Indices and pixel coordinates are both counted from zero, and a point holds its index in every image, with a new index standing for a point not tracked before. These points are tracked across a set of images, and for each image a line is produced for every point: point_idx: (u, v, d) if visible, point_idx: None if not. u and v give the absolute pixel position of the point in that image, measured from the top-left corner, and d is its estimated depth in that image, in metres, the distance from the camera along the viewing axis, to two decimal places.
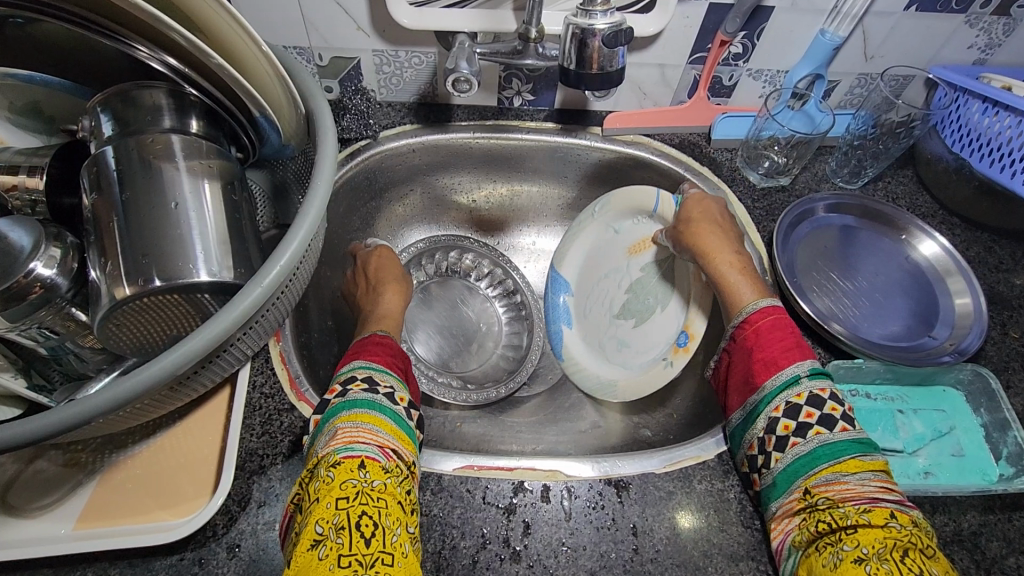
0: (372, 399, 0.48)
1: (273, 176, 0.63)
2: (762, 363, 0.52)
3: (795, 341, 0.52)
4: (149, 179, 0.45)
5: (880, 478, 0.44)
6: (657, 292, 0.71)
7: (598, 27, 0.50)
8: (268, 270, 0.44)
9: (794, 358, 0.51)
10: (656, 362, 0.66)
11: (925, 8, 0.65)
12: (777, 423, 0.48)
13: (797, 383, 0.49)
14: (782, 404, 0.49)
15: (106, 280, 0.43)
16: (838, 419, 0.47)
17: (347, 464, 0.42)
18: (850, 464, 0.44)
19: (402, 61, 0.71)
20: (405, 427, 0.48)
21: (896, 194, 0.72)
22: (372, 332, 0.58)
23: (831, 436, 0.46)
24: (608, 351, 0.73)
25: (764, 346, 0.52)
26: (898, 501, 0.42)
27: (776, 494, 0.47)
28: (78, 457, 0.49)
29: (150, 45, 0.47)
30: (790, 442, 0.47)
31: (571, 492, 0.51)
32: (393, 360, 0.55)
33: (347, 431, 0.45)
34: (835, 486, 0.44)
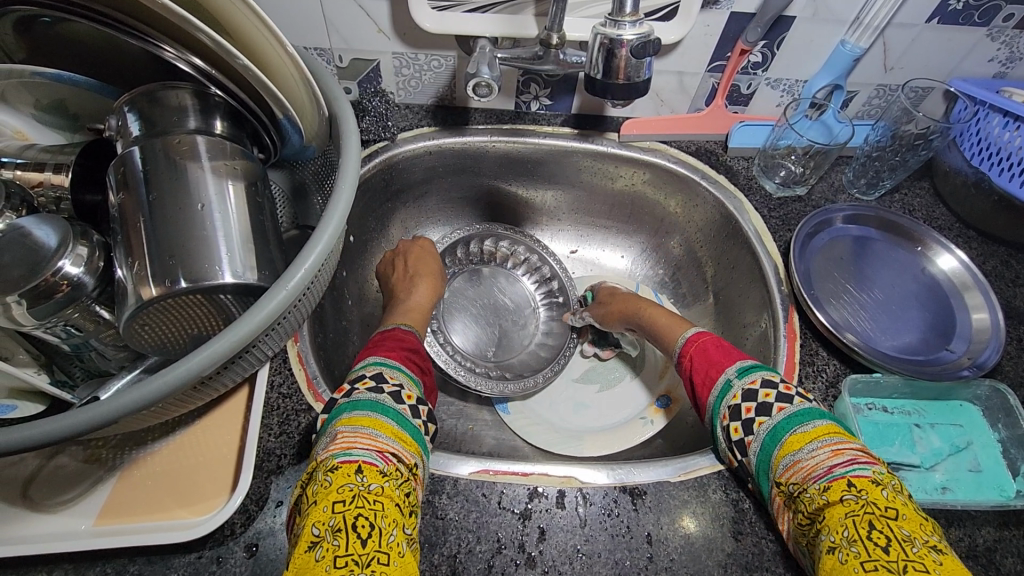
0: (375, 401, 0.47)
1: (293, 176, 0.64)
2: (702, 380, 0.55)
3: (721, 353, 0.55)
4: (176, 180, 0.45)
5: (829, 444, 0.44)
6: (621, 365, 0.77)
7: (626, 37, 0.50)
8: (292, 273, 0.45)
9: (724, 366, 0.54)
10: (634, 421, 0.70)
11: (947, 21, 0.65)
12: (729, 431, 0.50)
13: (731, 386, 0.51)
14: (725, 411, 0.51)
15: (133, 280, 0.43)
16: (773, 402, 0.48)
17: (344, 469, 0.42)
18: (795, 443, 0.45)
19: (422, 64, 0.71)
20: (409, 429, 0.47)
21: (913, 206, 0.72)
22: (394, 326, 0.59)
23: (772, 421, 0.47)
24: (565, 412, 0.72)
25: (700, 365, 0.56)
26: (851, 463, 0.42)
27: (763, 490, 0.47)
28: (98, 453, 0.49)
29: (177, 46, 0.47)
30: (746, 444, 0.48)
31: (586, 499, 0.51)
32: (407, 354, 0.55)
33: (347, 436, 0.44)
34: (794, 468, 0.44)
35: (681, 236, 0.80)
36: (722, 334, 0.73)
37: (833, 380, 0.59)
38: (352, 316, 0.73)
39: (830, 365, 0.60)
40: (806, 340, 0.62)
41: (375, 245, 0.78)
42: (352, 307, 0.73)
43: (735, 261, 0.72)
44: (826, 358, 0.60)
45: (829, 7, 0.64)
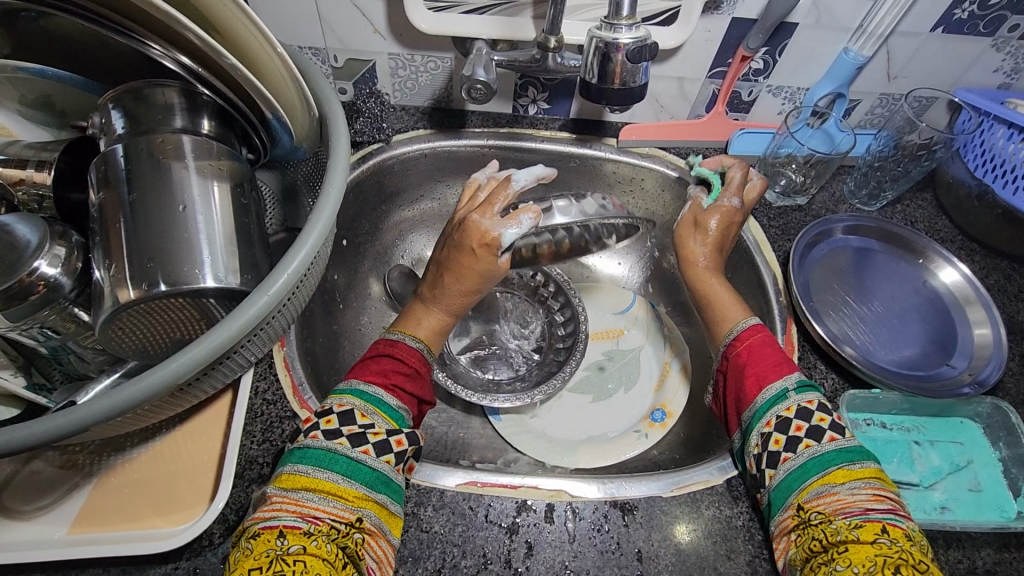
0: (323, 450, 0.44)
1: (284, 177, 0.63)
2: (753, 377, 0.52)
3: (783, 357, 0.53)
4: (158, 180, 0.44)
5: (872, 489, 0.43)
6: (617, 375, 0.74)
7: (623, 41, 0.49)
8: (275, 278, 0.43)
9: (782, 372, 0.51)
10: (628, 433, 0.69)
11: (951, 30, 0.64)
12: (769, 439, 0.48)
13: (787, 398, 0.49)
14: (773, 419, 0.48)
15: (111, 283, 0.42)
16: (825, 430, 0.47)
17: (265, 535, 0.40)
18: (838, 476, 0.44)
19: (418, 66, 0.70)
20: (361, 477, 0.44)
21: (915, 217, 0.71)
22: (389, 338, 0.55)
23: (820, 448, 0.46)
24: (557, 422, 0.71)
25: (754, 362, 0.53)
26: (890, 512, 0.42)
27: (774, 511, 0.46)
28: (75, 458, 0.48)
29: (164, 44, 0.46)
30: (782, 458, 0.47)
31: (576, 514, 0.49)
32: (398, 380, 0.51)
33: (274, 501, 0.42)
34: (826, 498, 0.43)
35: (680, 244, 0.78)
36: None
37: (830, 394, 0.57)
38: (343, 320, 0.71)
39: (829, 378, 0.58)
40: (804, 353, 0.60)
41: (368, 248, 0.77)
42: (344, 311, 0.72)
43: (733, 271, 0.71)
44: (825, 371, 0.59)
45: (831, 14, 0.63)
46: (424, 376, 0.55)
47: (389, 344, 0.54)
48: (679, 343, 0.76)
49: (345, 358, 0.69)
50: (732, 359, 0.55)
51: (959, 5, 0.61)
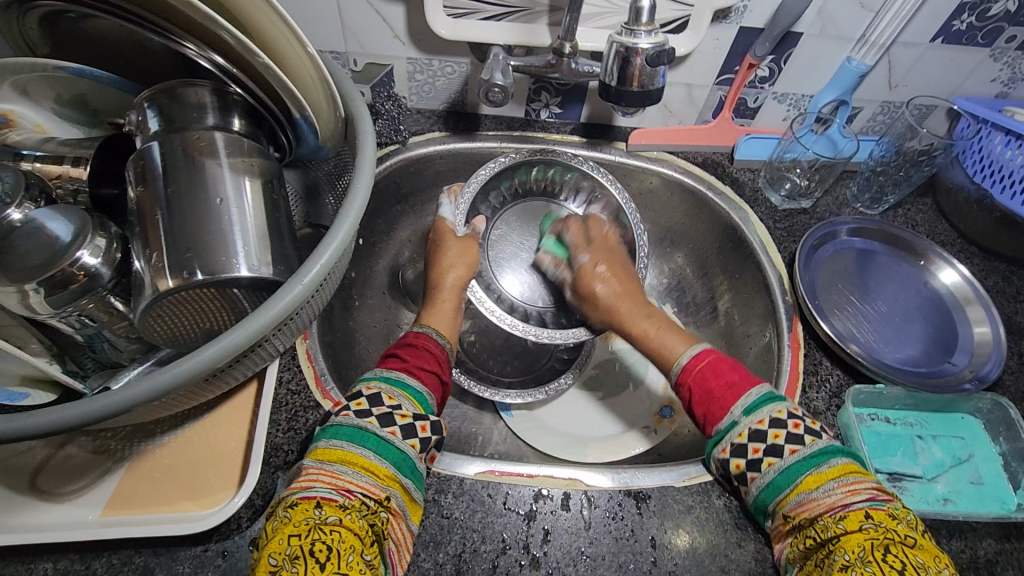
0: (356, 427, 0.46)
1: (306, 175, 0.64)
2: (705, 415, 0.55)
3: (727, 385, 0.54)
4: (195, 175, 0.46)
5: (845, 483, 0.45)
6: (626, 373, 0.76)
7: (642, 46, 0.51)
8: (308, 269, 0.45)
9: (728, 403, 0.53)
10: (638, 429, 0.70)
11: (950, 41, 0.66)
12: (729, 464, 0.50)
13: (736, 426, 0.51)
14: (728, 446, 0.51)
15: (150, 272, 0.44)
16: (784, 444, 0.48)
17: (302, 506, 0.41)
18: (810, 481, 0.46)
19: (435, 70, 0.72)
20: (393, 457, 0.45)
21: (916, 221, 0.73)
22: (409, 334, 0.59)
23: (782, 462, 0.48)
24: (569, 418, 0.72)
25: (701, 399, 0.55)
26: (869, 498, 0.44)
27: (763, 518, 0.48)
28: (107, 444, 0.49)
29: (198, 43, 0.48)
30: (750, 479, 0.49)
31: (591, 502, 0.51)
32: (418, 365, 0.54)
33: (310, 472, 0.43)
34: (806, 504, 0.45)
35: (687, 246, 0.80)
36: (725, 344, 0.74)
37: (836, 390, 0.59)
38: (359, 317, 0.73)
39: (834, 375, 0.60)
40: (810, 350, 0.62)
41: (383, 247, 0.78)
42: (360, 308, 0.74)
43: (739, 271, 0.73)
44: (830, 368, 0.61)
45: (835, 24, 0.65)
46: (441, 362, 0.58)
47: (409, 338, 0.58)
48: None
49: (361, 354, 0.71)
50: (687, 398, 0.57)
51: (958, 17, 0.63)
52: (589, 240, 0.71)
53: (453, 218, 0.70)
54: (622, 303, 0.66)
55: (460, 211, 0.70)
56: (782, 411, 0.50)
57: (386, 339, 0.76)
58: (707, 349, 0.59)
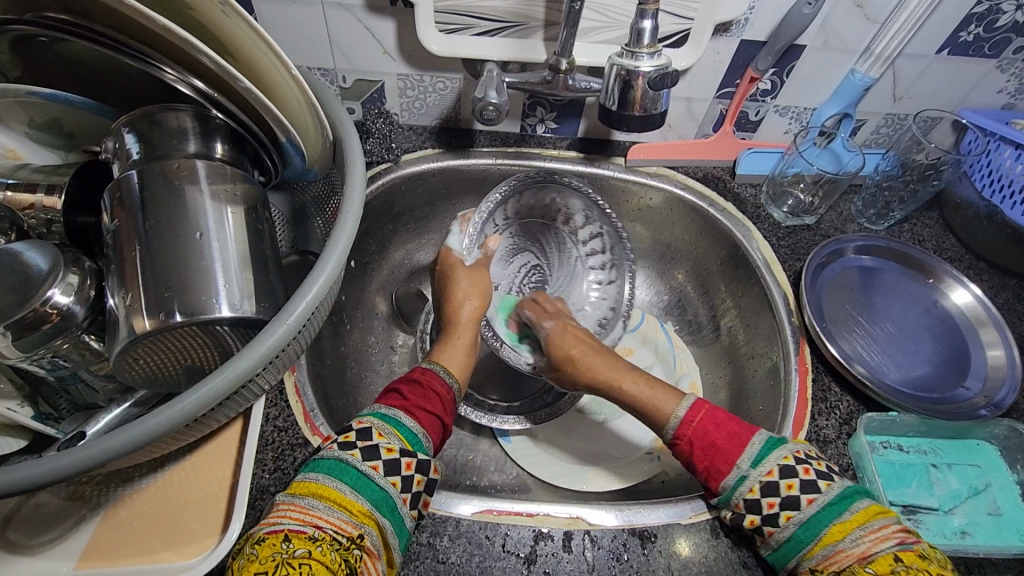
0: (337, 461, 0.43)
1: (293, 199, 0.62)
2: (707, 468, 0.51)
3: (733, 432, 0.51)
4: (174, 206, 0.44)
5: (871, 529, 0.43)
6: None
7: (643, 69, 0.50)
8: (291, 307, 0.43)
9: (732, 455, 0.49)
10: (640, 456, 0.68)
11: (957, 52, 0.64)
12: (743, 519, 0.47)
13: (745, 480, 0.48)
14: (740, 502, 0.48)
15: (126, 311, 0.41)
16: (799, 493, 0.46)
17: (272, 541, 0.39)
18: (835, 532, 0.44)
19: (427, 86, 0.70)
20: (369, 493, 0.43)
21: (922, 237, 0.71)
22: (414, 365, 0.57)
23: (803, 514, 0.45)
24: (569, 443, 0.70)
25: (702, 453, 0.51)
26: (898, 543, 0.42)
27: (790, 573, 0.46)
28: (82, 490, 0.47)
29: (177, 68, 0.45)
30: (768, 533, 0.46)
31: (594, 542, 0.49)
32: (419, 405, 0.51)
33: (281, 508, 0.41)
34: (834, 557, 0.43)
35: (688, 262, 0.78)
36: (729, 366, 0.71)
37: (846, 417, 0.57)
38: (350, 341, 0.70)
39: (844, 401, 0.58)
40: (818, 374, 0.60)
41: (375, 269, 0.76)
42: (351, 332, 0.71)
43: (742, 291, 0.71)
44: (839, 394, 0.59)
45: (840, 37, 0.63)
46: (446, 400, 0.55)
47: (417, 374, 0.55)
48: (689, 363, 0.75)
49: (353, 380, 0.68)
50: (684, 453, 0.53)
51: (965, 28, 0.62)
52: (544, 310, 0.68)
53: (462, 247, 0.67)
54: (569, 353, 0.62)
55: (469, 242, 0.68)
56: (788, 456, 0.48)
57: (379, 364, 0.73)
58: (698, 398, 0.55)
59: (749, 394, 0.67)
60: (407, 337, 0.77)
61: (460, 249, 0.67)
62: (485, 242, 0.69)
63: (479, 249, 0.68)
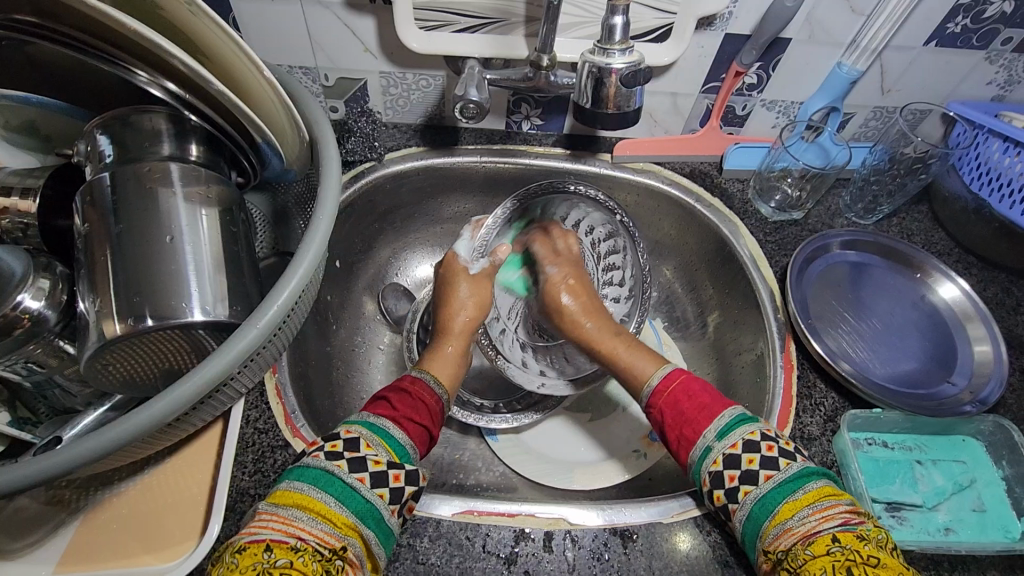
0: (322, 471, 0.43)
1: (274, 200, 0.62)
2: (678, 438, 0.51)
3: (707, 400, 0.51)
4: (147, 209, 0.43)
5: (818, 509, 0.42)
6: (613, 394, 0.74)
7: (616, 65, 0.49)
8: (264, 310, 0.43)
9: (701, 426, 0.50)
10: (627, 453, 0.68)
11: (944, 44, 0.63)
12: (710, 494, 0.47)
13: (710, 451, 0.48)
14: (706, 476, 0.48)
15: (97, 316, 0.41)
16: (759, 470, 0.45)
17: (252, 549, 0.38)
18: (785, 510, 0.43)
19: (410, 83, 0.69)
20: (353, 504, 0.42)
21: (911, 230, 0.71)
22: (405, 372, 0.57)
23: (758, 491, 0.45)
24: (556, 441, 0.70)
25: (673, 421, 0.52)
26: (841, 523, 0.41)
27: (751, 556, 0.45)
28: (62, 494, 0.47)
29: (150, 71, 0.45)
30: (731, 510, 0.46)
31: (575, 542, 0.48)
32: (407, 415, 0.51)
33: (262, 518, 0.41)
34: (783, 536, 0.42)
35: (676, 259, 0.78)
36: (717, 362, 0.71)
37: (831, 414, 0.57)
38: (335, 341, 0.70)
39: (829, 398, 0.58)
40: (804, 371, 0.60)
41: (361, 268, 0.76)
42: (337, 332, 0.71)
43: (729, 287, 0.70)
44: (824, 390, 0.58)
45: (825, 29, 0.63)
46: (435, 411, 0.55)
47: (406, 383, 0.55)
48: (678, 360, 0.75)
49: (339, 380, 0.68)
50: (659, 421, 0.54)
51: (952, 20, 0.61)
52: (557, 254, 0.70)
53: (468, 254, 0.68)
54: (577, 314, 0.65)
55: (477, 249, 0.68)
56: (755, 432, 0.48)
57: (366, 364, 0.73)
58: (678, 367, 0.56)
59: (736, 391, 0.66)
60: (394, 336, 0.77)
61: (467, 255, 0.67)
62: (496, 250, 0.69)
63: (486, 258, 0.68)
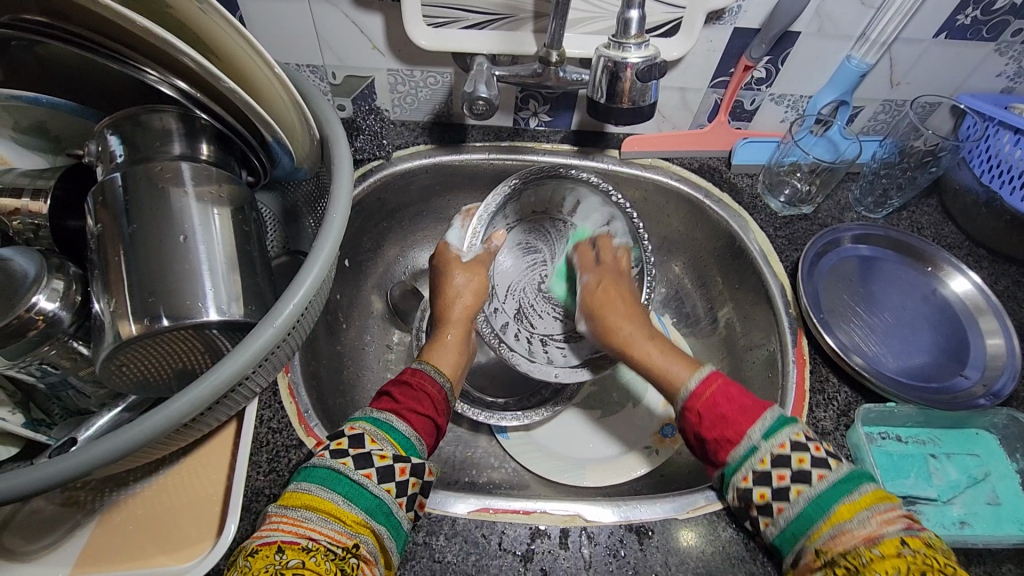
0: (329, 470, 0.43)
1: (284, 199, 0.62)
2: (717, 440, 0.49)
3: (750, 401, 0.50)
4: (160, 209, 0.43)
5: (878, 512, 0.41)
6: (622, 391, 0.74)
7: (631, 59, 0.49)
8: (278, 309, 0.42)
9: (744, 427, 0.48)
10: (638, 449, 0.68)
11: (954, 36, 0.63)
12: (752, 494, 0.46)
13: (756, 451, 0.47)
14: (749, 474, 0.46)
15: (112, 317, 0.41)
16: (810, 469, 0.45)
17: (263, 552, 0.38)
18: (843, 511, 0.42)
19: (417, 81, 0.69)
20: (363, 501, 0.42)
21: (921, 224, 0.71)
22: (406, 365, 0.57)
23: (813, 491, 0.44)
24: (566, 438, 0.70)
25: (712, 423, 0.50)
26: (905, 527, 0.40)
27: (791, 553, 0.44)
28: (76, 495, 0.47)
29: (159, 69, 0.45)
30: (777, 509, 0.45)
31: (591, 538, 0.48)
32: (409, 407, 0.51)
33: (274, 520, 0.41)
34: (840, 538, 0.41)
35: (685, 255, 0.78)
36: (727, 358, 0.71)
37: (844, 409, 0.56)
38: (345, 340, 0.70)
39: (842, 393, 0.58)
40: (815, 366, 0.59)
41: (369, 267, 0.76)
42: (347, 331, 0.71)
43: (739, 283, 0.70)
44: (837, 385, 0.58)
45: (835, 23, 0.62)
46: (440, 402, 0.54)
47: (407, 376, 0.55)
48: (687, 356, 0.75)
49: (349, 380, 0.68)
50: (694, 424, 0.52)
51: (963, 11, 0.60)
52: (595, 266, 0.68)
53: (461, 242, 0.67)
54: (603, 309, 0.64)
55: (472, 237, 0.67)
56: (801, 434, 0.47)
57: (375, 363, 0.73)
58: (714, 369, 0.54)
59: (747, 386, 0.66)
60: (404, 334, 0.77)
61: (460, 243, 0.67)
62: (490, 238, 0.68)
63: (481, 244, 0.68)
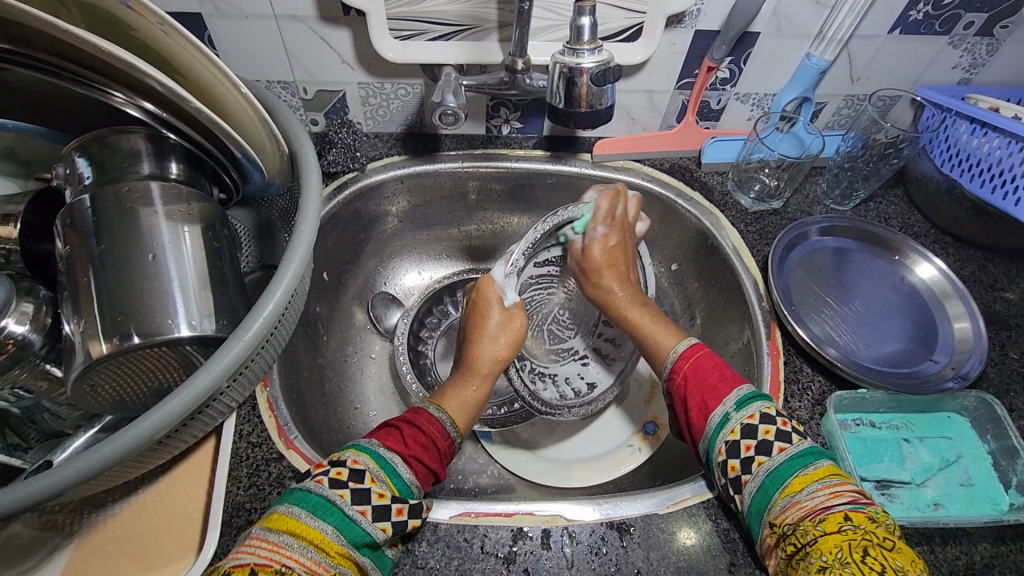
0: (323, 499, 0.42)
1: (258, 215, 0.62)
2: (697, 406, 0.51)
3: (728, 370, 0.53)
4: (128, 228, 0.43)
5: (829, 485, 0.43)
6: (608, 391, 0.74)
7: (585, 65, 0.51)
8: (250, 322, 0.43)
9: (721, 394, 0.51)
10: (621, 448, 0.68)
11: (908, 32, 0.65)
12: (725, 466, 0.47)
13: (729, 420, 0.48)
14: (722, 446, 0.48)
15: (82, 337, 0.41)
16: (772, 441, 0.46)
17: (237, 574, 0.38)
18: (796, 483, 0.44)
19: (388, 93, 0.70)
20: (349, 534, 0.41)
21: (888, 214, 0.72)
22: (417, 405, 0.54)
23: (773, 462, 0.45)
24: (552, 440, 0.70)
25: (694, 389, 0.52)
26: (851, 501, 0.42)
27: (755, 531, 0.45)
28: (54, 518, 0.47)
29: (126, 91, 0.45)
30: (743, 482, 0.46)
31: (572, 538, 0.49)
32: (418, 456, 0.48)
33: (255, 542, 0.40)
34: (790, 509, 0.43)
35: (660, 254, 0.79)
36: None
37: (818, 398, 0.57)
38: (327, 352, 0.70)
39: (816, 381, 0.59)
40: (790, 357, 0.61)
41: (349, 279, 0.76)
42: (328, 343, 0.71)
43: (714, 279, 0.71)
44: (811, 375, 0.59)
45: (792, 23, 0.64)
46: (446, 453, 0.52)
47: (421, 419, 0.51)
48: None
49: (331, 391, 0.68)
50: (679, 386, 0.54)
51: (914, 7, 0.62)
52: (613, 217, 0.66)
53: (503, 280, 0.62)
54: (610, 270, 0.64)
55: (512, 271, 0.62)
56: (772, 407, 0.49)
57: (357, 373, 0.74)
58: (696, 343, 0.56)
59: None
60: (385, 344, 0.78)
61: (502, 282, 0.62)
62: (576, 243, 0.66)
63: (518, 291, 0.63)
